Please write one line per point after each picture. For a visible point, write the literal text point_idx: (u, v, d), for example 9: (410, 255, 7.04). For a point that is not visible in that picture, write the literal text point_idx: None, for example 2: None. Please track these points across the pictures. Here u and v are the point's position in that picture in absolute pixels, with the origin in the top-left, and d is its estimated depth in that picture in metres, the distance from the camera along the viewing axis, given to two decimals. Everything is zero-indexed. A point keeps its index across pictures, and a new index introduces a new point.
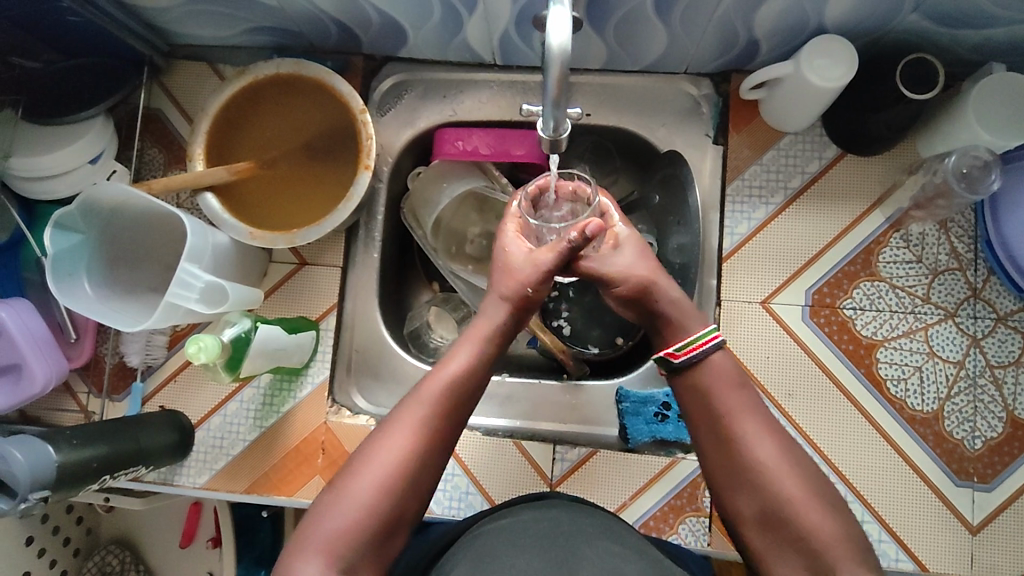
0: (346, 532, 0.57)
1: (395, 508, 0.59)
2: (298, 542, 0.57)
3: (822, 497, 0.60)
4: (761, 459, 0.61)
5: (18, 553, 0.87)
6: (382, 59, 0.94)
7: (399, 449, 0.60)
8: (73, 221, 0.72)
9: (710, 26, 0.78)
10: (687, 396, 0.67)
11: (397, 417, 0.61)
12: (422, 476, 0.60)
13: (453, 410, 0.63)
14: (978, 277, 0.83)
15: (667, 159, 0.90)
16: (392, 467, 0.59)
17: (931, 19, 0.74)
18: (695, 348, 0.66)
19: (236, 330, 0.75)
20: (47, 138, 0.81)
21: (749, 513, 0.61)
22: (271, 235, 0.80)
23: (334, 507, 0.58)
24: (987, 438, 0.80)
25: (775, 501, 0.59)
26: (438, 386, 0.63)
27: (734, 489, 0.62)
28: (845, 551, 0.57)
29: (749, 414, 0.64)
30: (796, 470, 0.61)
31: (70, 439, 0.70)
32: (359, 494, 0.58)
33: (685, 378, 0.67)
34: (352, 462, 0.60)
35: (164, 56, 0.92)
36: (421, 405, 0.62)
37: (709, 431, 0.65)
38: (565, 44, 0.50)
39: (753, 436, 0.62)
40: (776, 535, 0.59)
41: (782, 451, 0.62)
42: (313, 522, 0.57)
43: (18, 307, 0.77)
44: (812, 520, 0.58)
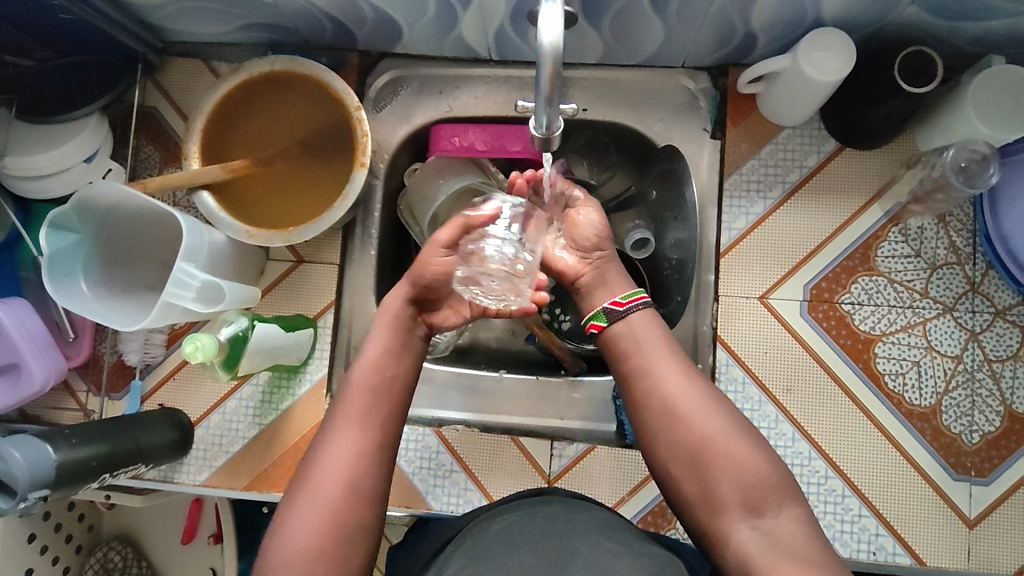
0: (311, 546, 0.57)
1: (350, 522, 0.59)
2: (266, 563, 0.57)
3: (745, 433, 0.62)
4: (682, 402, 0.63)
5: (21, 550, 0.88)
6: (378, 54, 0.93)
7: (342, 459, 0.60)
8: (68, 221, 0.72)
9: (706, 20, 0.77)
10: (611, 354, 0.70)
11: (333, 432, 0.62)
12: (371, 480, 0.61)
13: (382, 408, 0.64)
14: (976, 271, 0.83)
15: (666, 153, 0.91)
16: (337, 480, 0.59)
17: (930, 11, 0.74)
18: (637, 299, 0.70)
19: (233, 330, 0.74)
20: (42, 137, 0.81)
21: (674, 456, 0.63)
22: (267, 233, 0.80)
23: (295, 524, 0.58)
24: (985, 432, 0.80)
25: (697, 441, 0.61)
26: (364, 391, 0.64)
27: (659, 434, 0.64)
28: (769, 481, 0.59)
29: (669, 361, 0.66)
30: (716, 410, 0.63)
31: (69, 439, 0.71)
32: (313, 511, 0.58)
33: (616, 330, 0.69)
34: (299, 481, 0.61)
35: (158, 53, 0.92)
36: (354, 408, 0.64)
37: (633, 382, 0.67)
38: (557, 42, 0.49)
39: (673, 379, 0.65)
40: (703, 474, 0.61)
41: (703, 393, 0.64)
42: (273, 542, 0.58)
43: (15, 307, 0.78)
44: (734, 453, 0.60)
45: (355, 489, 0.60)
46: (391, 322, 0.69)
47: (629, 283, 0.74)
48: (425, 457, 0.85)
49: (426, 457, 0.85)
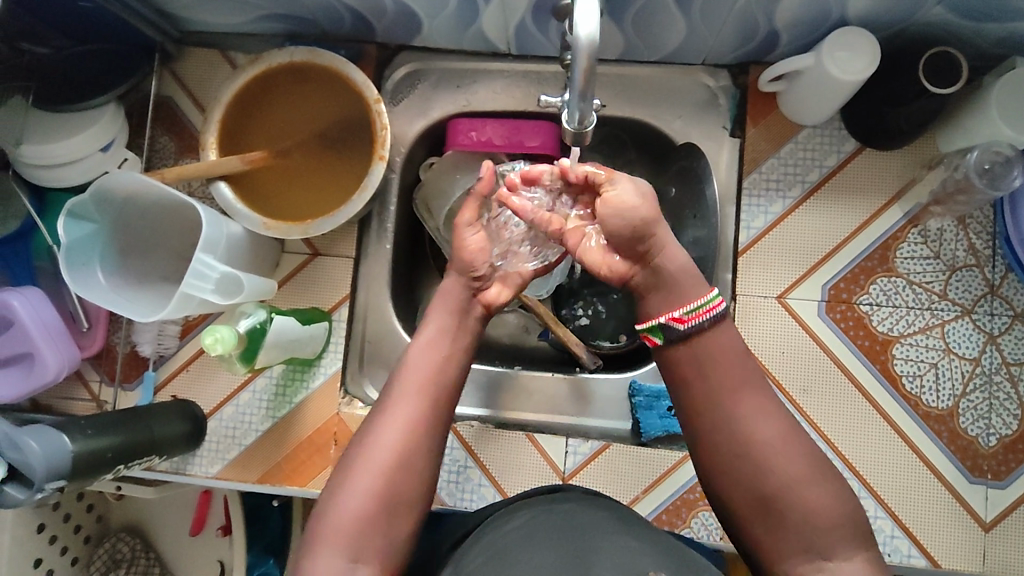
0: (361, 518, 0.58)
1: (398, 497, 0.59)
2: (314, 532, 0.58)
3: (818, 470, 0.60)
4: (759, 437, 0.61)
5: (29, 540, 0.88)
6: (396, 47, 0.92)
7: (395, 436, 0.61)
8: (86, 210, 0.72)
9: (730, 17, 0.77)
10: (674, 375, 0.65)
11: (389, 407, 0.62)
12: (421, 456, 0.61)
13: (439, 389, 0.64)
14: (995, 274, 0.83)
15: (685, 151, 0.90)
16: (389, 456, 0.60)
17: (956, 12, 0.73)
18: (701, 315, 0.64)
19: (251, 321, 0.74)
20: (58, 125, 0.81)
21: (743, 491, 0.61)
22: (285, 225, 0.80)
23: (346, 496, 0.59)
24: (1001, 435, 0.80)
25: (772, 480, 0.60)
26: (422, 370, 0.64)
27: (729, 469, 0.62)
28: (839, 522, 0.58)
29: (747, 391, 0.63)
30: (794, 449, 0.61)
31: (85, 429, 0.70)
32: (363, 483, 0.59)
33: (684, 351, 0.64)
34: (352, 453, 0.61)
35: (175, 43, 0.91)
36: (412, 386, 0.63)
37: (704, 409, 0.64)
38: (593, 35, 0.49)
39: (751, 413, 0.62)
40: (773, 514, 0.59)
41: (779, 428, 0.62)
42: (325, 513, 0.58)
43: (30, 295, 0.77)
44: (808, 495, 0.59)
45: (405, 466, 0.60)
46: (449, 300, 0.69)
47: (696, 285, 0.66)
48: None
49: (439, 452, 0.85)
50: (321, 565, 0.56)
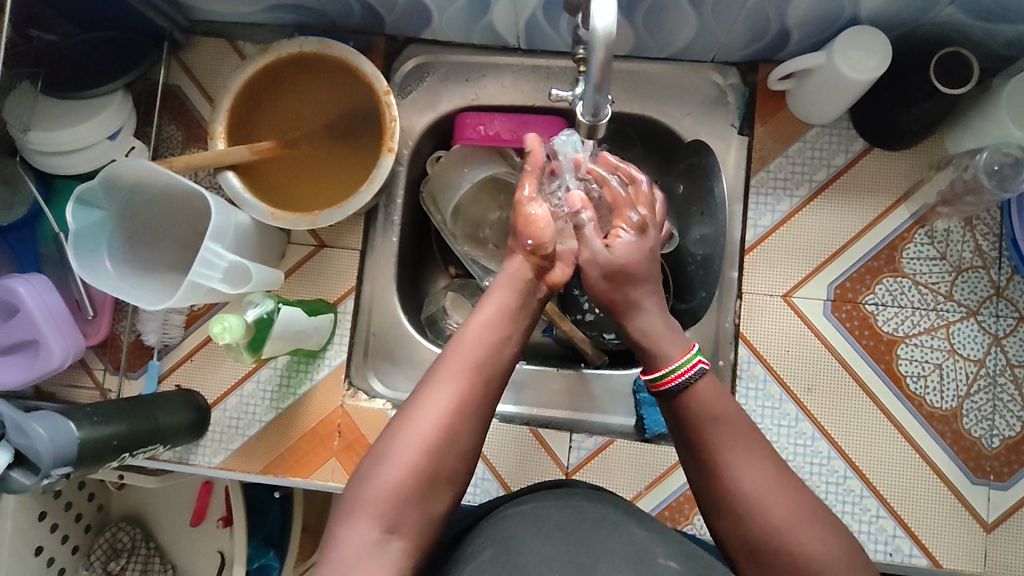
0: (396, 493, 0.54)
1: (436, 476, 0.55)
2: (347, 504, 0.55)
3: (817, 518, 0.56)
4: (749, 493, 0.57)
5: (30, 527, 0.88)
6: (405, 39, 0.92)
7: (443, 412, 0.56)
8: (94, 196, 0.71)
9: (742, 14, 0.77)
10: (669, 421, 0.63)
11: (438, 380, 0.58)
12: (467, 438, 0.57)
13: (493, 369, 0.59)
14: (1001, 275, 0.83)
15: (693, 148, 0.88)
16: (433, 431, 0.55)
17: (968, 12, 0.73)
18: (673, 379, 0.62)
19: (259, 311, 0.74)
20: (65, 111, 0.80)
21: (737, 542, 0.58)
22: (292, 216, 0.80)
23: (383, 469, 0.55)
24: (1004, 437, 0.81)
25: (765, 536, 0.56)
26: (477, 346, 0.60)
27: (720, 519, 0.58)
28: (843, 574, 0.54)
29: (737, 442, 0.59)
30: (788, 500, 0.56)
31: (91, 417, 0.70)
32: (402, 457, 0.55)
33: (675, 402, 0.62)
34: (393, 424, 0.57)
35: (183, 32, 0.91)
36: (464, 362, 0.59)
37: (694, 460, 0.60)
38: (610, 27, 0.48)
39: (740, 467, 0.57)
40: (767, 568, 0.56)
41: (775, 478, 0.57)
42: (360, 485, 0.55)
43: (36, 282, 0.77)
44: (806, 542, 0.55)
45: (449, 445, 0.56)
46: (513, 280, 0.66)
47: (678, 346, 0.64)
48: None
49: None
50: (349, 537, 0.53)
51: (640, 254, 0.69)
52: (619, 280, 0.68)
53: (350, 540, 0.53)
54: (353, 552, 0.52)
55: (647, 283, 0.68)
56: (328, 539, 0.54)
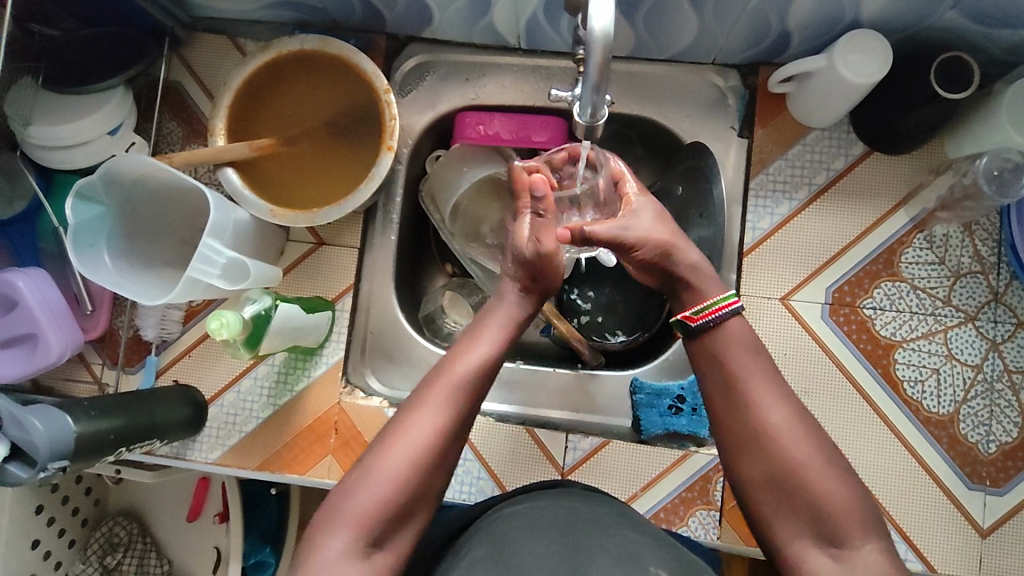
0: (378, 509, 0.56)
1: (416, 494, 0.57)
2: (328, 513, 0.56)
3: (834, 464, 0.58)
4: (773, 428, 0.59)
5: (27, 521, 0.88)
6: (405, 38, 0.92)
7: (425, 431, 0.58)
8: (94, 191, 0.71)
9: (743, 16, 0.77)
10: (699, 356, 0.66)
11: (419, 401, 0.60)
12: (446, 460, 0.60)
13: (474, 395, 0.62)
14: (1000, 281, 0.83)
15: (692, 150, 0.89)
16: (414, 451, 0.58)
17: (969, 17, 0.73)
18: (710, 314, 0.65)
19: (256, 308, 0.74)
20: (65, 106, 0.80)
21: (758, 479, 0.60)
22: (292, 213, 0.80)
23: (366, 486, 0.57)
24: (1001, 442, 0.80)
25: (786, 469, 0.58)
26: (461, 369, 0.62)
27: (744, 455, 0.61)
28: (857, 519, 0.56)
29: (763, 381, 0.62)
30: (808, 436, 0.59)
31: (88, 411, 0.70)
32: (385, 473, 0.57)
33: (702, 344, 0.65)
34: (377, 441, 0.59)
35: (185, 28, 0.91)
36: (448, 385, 0.61)
37: (722, 397, 0.63)
38: (608, 28, 0.49)
39: (766, 404, 0.61)
40: (786, 503, 0.58)
41: (794, 416, 0.60)
42: (344, 497, 0.56)
43: (36, 276, 0.77)
44: (824, 479, 0.57)
45: (430, 465, 0.58)
46: (501, 313, 0.68)
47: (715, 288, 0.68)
48: None
49: None
50: (325, 548, 0.54)
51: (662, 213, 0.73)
52: (665, 229, 0.70)
53: (329, 551, 0.54)
54: (334, 560, 0.54)
55: (682, 233, 0.71)
56: (309, 546, 0.55)
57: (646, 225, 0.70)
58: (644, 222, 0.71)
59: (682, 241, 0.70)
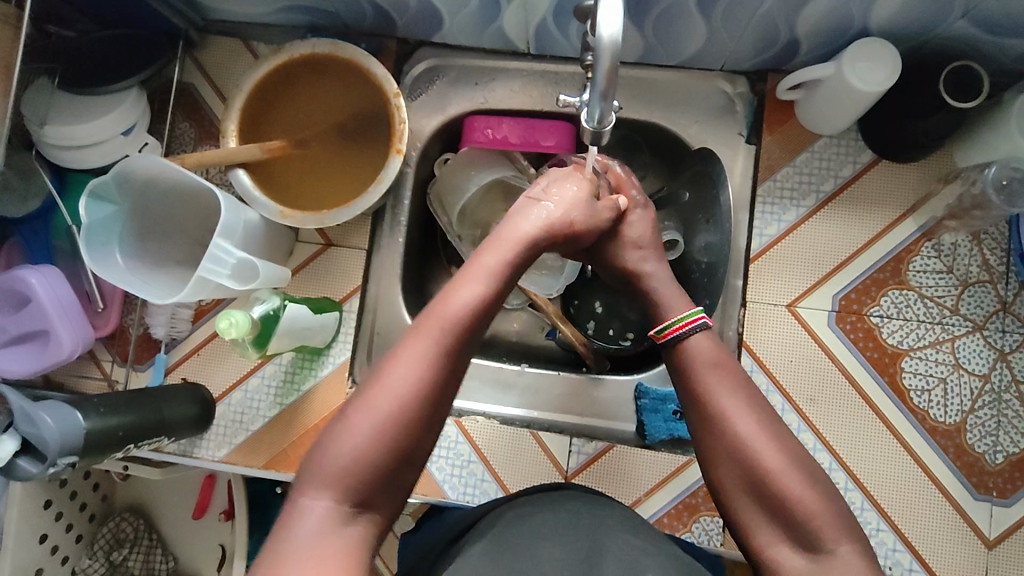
0: (363, 461, 0.52)
1: (405, 445, 0.54)
2: (306, 473, 0.53)
3: (804, 467, 0.58)
4: (742, 436, 0.60)
5: (36, 515, 0.89)
6: (416, 43, 0.93)
7: (411, 380, 0.54)
8: (108, 191, 0.73)
9: (752, 23, 0.77)
10: (673, 370, 0.67)
11: (405, 347, 0.56)
12: (438, 408, 0.56)
13: (468, 338, 0.57)
14: (1008, 291, 0.82)
15: (701, 157, 0.88)
16: (400, 398, 0.54)
17: (979, 27, 0.73)
18: (673, 331, 0.67)
19: (265, 308, 0.75)
20: (81, 107, 0.81)
21: (732, 485, 0.60)
22: (301, 215, 0.81)
23: (344, 440, 0.53)
24: (1008, 453, 0.80)
25: (757, 477, 0.58)
26: (454, 311, 0.57)
27: (716, 463, 0.61)
28: (830, 522, 0.56)
29: (729, 392, 0.62)
30: (778, 442, 0.59)
31: (97, 408, 0.71)
32: (370, 422, 0.53)
33: (675, 358, 0.67)
34: (362, 388, 0.55)
35: (198, 31, 0.92)
36: (435, 327, 0.56)
37: (693, 408, 0.64)
38: (616, 35, 0.49)
39: (734, 412, 0.61)
40: (761, 509, 0.58)
41: (763, 424, 0.60)
42: (321, 454, 0.53)
43: (49, 274, 0.78)
44: (795, 486, 0.57)
45: (417, 413, 0.54)
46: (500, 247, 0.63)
47: (685, 301, 0.71)
48: (442, 445, 0.85)
49: (443, 446, 0.85)
50: (307, 510, 0.51)
51: (653, 230, 0.75)
52: (638, 252, 0.73)
53: (312, 512, 0.51)
54: (319, 520, 0.50)
55: (658, 254, 0.74)
56: (287, 511, 0.52)
57: (618, 248, 0.74)
58: (625, 242, 0.74)
59: (653, 263, 0.73)
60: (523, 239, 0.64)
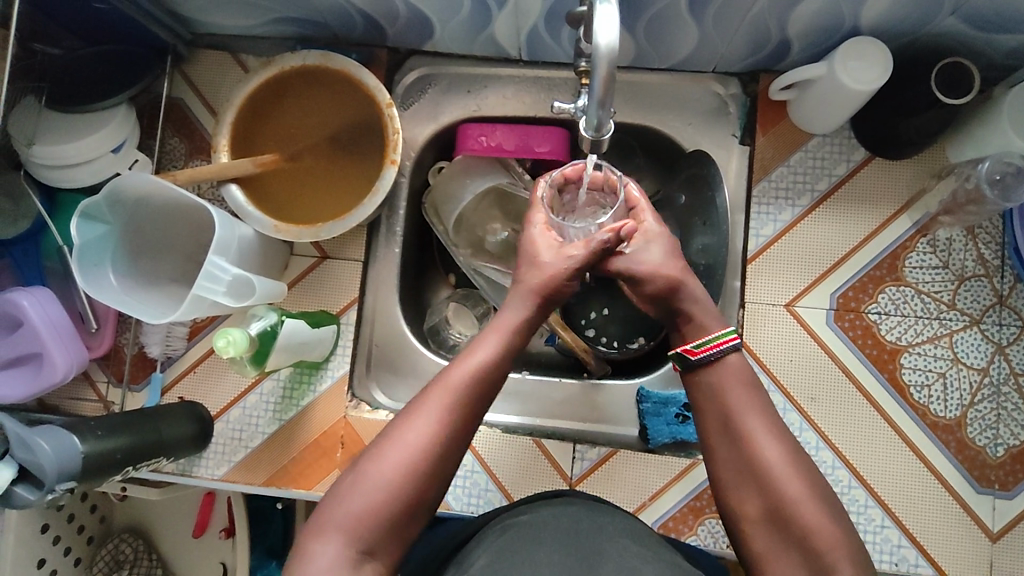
0: (367, 515, 0.56)
1: (406, 504, 0.58)
2: (319, 518, 0.57)
3: (824, 498, 0.59)
4: (765, 463, 0.60)
5: (35, 540, 0.87)
6: (407, 51, 0.92)
7: (421, 438, 0.59)
8: (99, 211, 0.72)
9: (742, 26, 0.77)
10: (700, 387, 0.66)
11: (418, 407, 0.60)
12: (439, 472, 0.59)
13: (471, 406, 0.62)
14: (1003, 284, 0.83)
15: (695, 159, 0.88)
16: (405, 459, 0.58)
17: (968, 23, 0.74)
18: (711, 348, 0.66)
19: (263, 325, 0.74)
20: (70, 126, 0.80)
21: (752, 511, 0.60)
22: (295, 228, 0.80)
23: (356, 490, 0.57)
24: (1009, 445, 0.81)
25: (778, 504, 0.58)
26: (461, 376, 0.62)
27: (738, 487, 0.61)
28: (845, 554, 0.56)
29: (758, 415, 0.63)
30: (801, 472, 0.59)
31: (95, 431, 0.70)
32: (378, 480, 0.57)
33: (700, 377, 0.66)
34: (372, 448, 0.60)
35: (186, 45, 0.91)
36: (447, 393, 0.61)
37: (718, 432, 0.63)
38: (613, 43, 0.49)
39: (760, 437, 0.61)
40: (777, 536, 0.58)
41: (788, 451, 0.61)
42: (335, 502, 0.57)
43: (40, 295, 0.77)
44: (812, 517, 0.57)
45: (420, 475, 0.58)
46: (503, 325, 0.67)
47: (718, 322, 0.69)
48: None
49: None
50: (313, 556, 0.55)
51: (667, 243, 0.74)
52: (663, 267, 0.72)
53: (319, 558, 0.54)
54: (322, 567, 0.54)
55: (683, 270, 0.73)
56: (298, 554, 0.56)
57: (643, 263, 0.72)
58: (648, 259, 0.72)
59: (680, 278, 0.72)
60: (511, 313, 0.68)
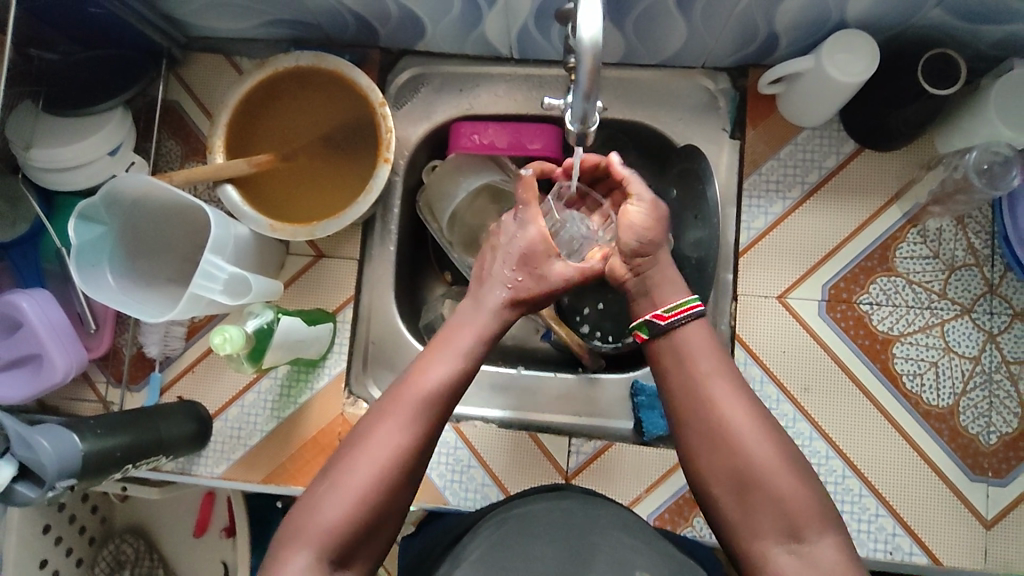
0: (338, 526, 0.57)
1: (379, 512, 0.58)
2: (294, 529, 0.57)
3: (789, 457, 0.60)
4: (729, 423, 0.62)
5: (36, 540, 0.88)
6: (399, 51, 0.93)
7: (391, 447, 0.60)
8: (96, 212, 0.73)
9: (730, 21, 0.78)
10: (666, 353, 0.68)
11: (385, 417, 0.61)
12: (409, 480, 0.60)
13: (438, 414, 0.63)
14: (994, 273, 0.83)
15: (686, 153, 0.89)
16: (375, 469, 0.59)
17: (954, 14, 0.74)
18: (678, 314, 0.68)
19: (258, 322, 0.75)
20: (66, 129, 0.81)
21: (718, 473, 0.62)
22: (291, 227, 0.81)
23: (329, 500, 0.58)
24: (1002, 433, 0.81)
25: (744, 463, 0.60)
26: (428, 386, 0.63)
27: (704, 450, 0.63)
28: (812, 512, 0.58)
29: (722, 378, 0.65)
30: (765, 431, 0.61)
31: (94, 429, 0.71)
32: (349, 490, 0.58)
33: (664, 343, 0.68)
34: (342, 457, 0.60)
35: (181, 48, 0.92)
36: (414, 401, 0.62)
37: (684, 396, 0.65)
38: (597, 37, 0.50)
39: (723, 398, 0.64)
40: (743, 495, 0.60)
41: (751, 411, 0.63)
42: (309, 511, 0.57)
43: (39, 297, 0.78)
44: (776, 473, 0.59)
45: (389, 484, 0.59)
46: (471, 333, 0.68)
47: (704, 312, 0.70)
48: (442, 451, 0.85)
49: (443, 451, 0.85)
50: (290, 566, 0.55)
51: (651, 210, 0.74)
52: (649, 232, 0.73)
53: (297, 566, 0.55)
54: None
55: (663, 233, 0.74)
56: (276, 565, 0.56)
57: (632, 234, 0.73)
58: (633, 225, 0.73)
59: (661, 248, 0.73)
60: (484, 322, 0.68)
